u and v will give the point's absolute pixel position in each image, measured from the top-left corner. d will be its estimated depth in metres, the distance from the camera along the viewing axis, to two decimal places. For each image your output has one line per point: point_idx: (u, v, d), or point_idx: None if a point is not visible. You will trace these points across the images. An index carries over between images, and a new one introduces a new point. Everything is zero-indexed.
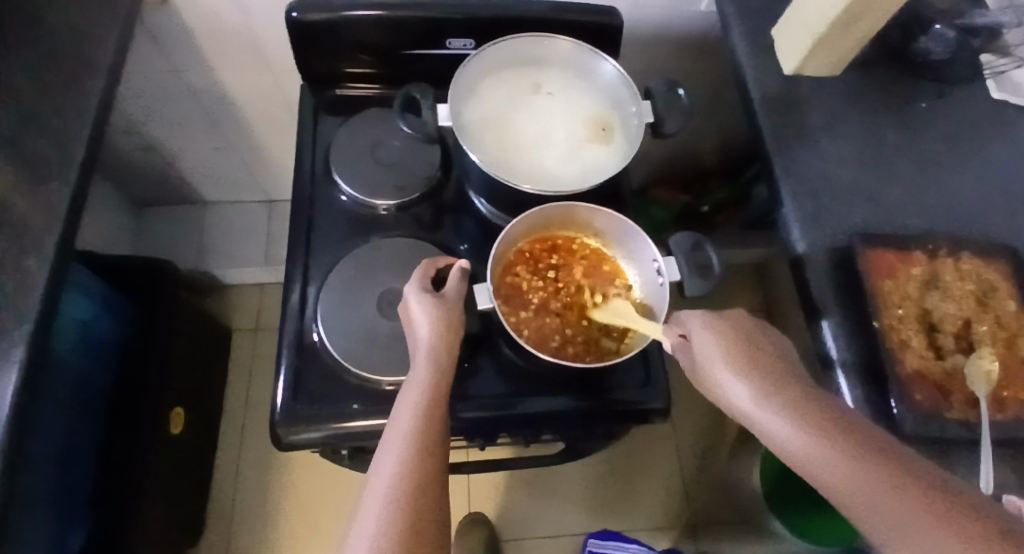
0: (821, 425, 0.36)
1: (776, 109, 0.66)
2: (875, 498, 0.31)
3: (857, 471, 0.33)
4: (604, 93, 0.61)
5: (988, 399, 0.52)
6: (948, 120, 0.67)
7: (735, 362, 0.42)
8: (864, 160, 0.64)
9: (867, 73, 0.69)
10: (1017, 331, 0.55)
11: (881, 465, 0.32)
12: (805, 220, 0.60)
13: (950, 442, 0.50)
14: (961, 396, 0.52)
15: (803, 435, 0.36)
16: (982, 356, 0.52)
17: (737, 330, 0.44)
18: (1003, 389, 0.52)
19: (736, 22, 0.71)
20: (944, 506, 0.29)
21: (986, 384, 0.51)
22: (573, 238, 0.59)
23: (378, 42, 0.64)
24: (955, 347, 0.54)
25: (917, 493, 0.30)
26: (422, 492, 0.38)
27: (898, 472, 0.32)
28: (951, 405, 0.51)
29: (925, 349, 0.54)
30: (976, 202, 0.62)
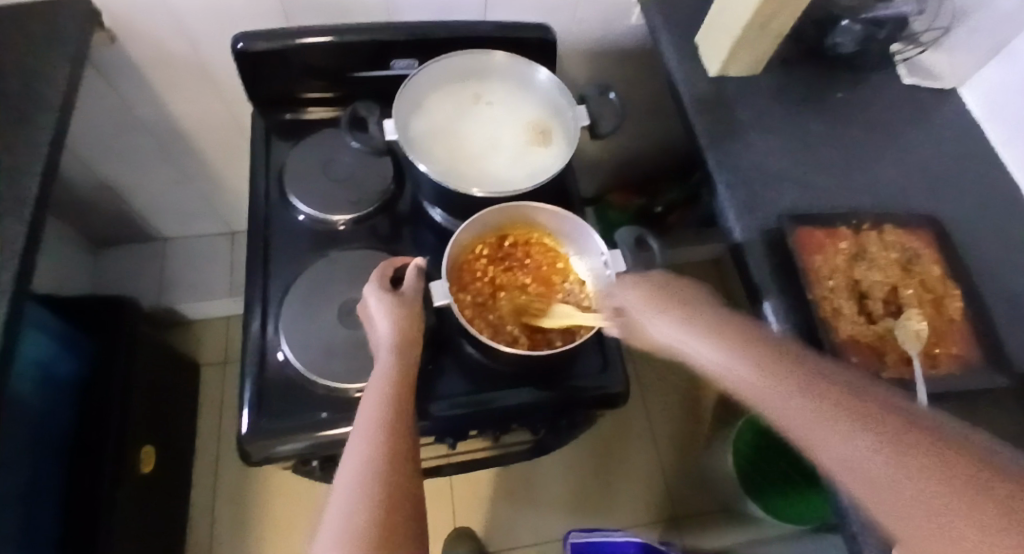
0: (747, 353, 0.42)
1: (706, 106, 0.71)
2: (801, 414, 0.36)
3: (789, 393, 0.38)
4: (543, 99, 0.65)
5: (921, 356, 0.56)
6: (864, 106, 0.73)
7: (664, 310, 0.48)
8: (790, 148, 0.69)
9: (788, 69, 0.75)
10: (941, 293, 0.59)
11: (800, 382, 0.38)
12: (740, 206, 0.64)
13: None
14: (895, 356, 0.56)
15: (742, 368, 0.41)
16: (910, 317, 0.57)
17: (660, 282, 0.51)
18: (933, 346, 0.56)
19: (664, 31, 0.77)
20: (876, 420, 0.33)
21: (917, 342, 0.55)
22: (524, 241, 0.61)
23: (329, 66, 0.66)
24: (887, 311, 0.58)
25: (851, 410, 0.35)
26: (388, 473, 0.40)
27: (838, 395, 0.36)
28: (885, 364, 0.55)
29: (857, 314, 0.58)
30: (893, 179, 0.67)
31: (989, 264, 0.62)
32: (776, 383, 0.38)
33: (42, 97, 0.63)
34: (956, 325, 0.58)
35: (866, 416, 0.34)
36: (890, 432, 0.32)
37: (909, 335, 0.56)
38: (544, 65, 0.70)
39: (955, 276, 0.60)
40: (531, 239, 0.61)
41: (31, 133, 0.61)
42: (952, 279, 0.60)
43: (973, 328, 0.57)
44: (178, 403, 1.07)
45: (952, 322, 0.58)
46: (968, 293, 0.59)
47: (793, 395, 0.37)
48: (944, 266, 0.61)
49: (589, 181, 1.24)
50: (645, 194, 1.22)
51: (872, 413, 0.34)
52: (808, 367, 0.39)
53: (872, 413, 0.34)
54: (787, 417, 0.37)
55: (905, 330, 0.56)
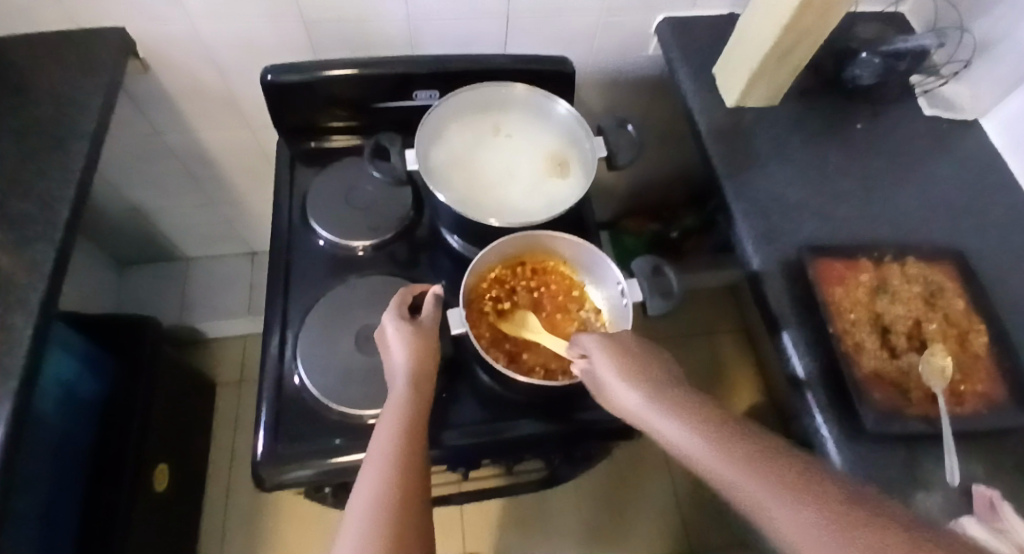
0: (700, 423, 0.39)
1: (723, 137, 0.71)
2: (748, 486, 0.33)
3: (728, 458, 0.35)
4: (561, 132, 0.65)
5: (946, 394, 0.54)
6: (884, 138, 0.72)
7: (628, 378, 0.45)
8: (808, 179, 0.69)
9: (805, 100, 0.75)
10: (966, 328, 0.58)
11: (756, 456, 0.35)
12: (758, 237, 0.64)
13: (915, 438, 0.52)
14: (920, 392, 0.54)
15: (695, 441, 0.38)
16: (935, 353, 0.55)
17: (619, 347, 0.49)
18: (959, 383, 0.55)
19: (681, 62, 0.77)
20: (811, 489, 0.32)
21: (942, 379, 0.54)
22: (540, 268, 0.62)
23: (352, 97, 0.68)
24: (910, 346, 0.57)
25: (786, 477, 0.33)
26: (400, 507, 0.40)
27: (772, 462, 0.34)
28: (910, 402, 0.53)
29: (880, 349, 0.57)
30: (915, 211, 0.67)
31: (1016, 299, 0.61)
32: (720, 454, 0.36)
33: (77, 125, 0.66)
34: (982, 361, 0.56)
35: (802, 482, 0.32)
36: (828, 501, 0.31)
37: (934, 372, 0.55)
38: (561, 96, 0.71)
39: (980, 311, 0.59)
40: (547, 266, 0.62)
41: (65, 160, 0.63)
42: (977, 314, 0.59)
43: (1000, 365, 0.56)
44: (194, 422, 1.08)
45: (977, 358, 0.56)
46: (995, 329, 0.57)
47: (744, 470, 0.34)
48: (969, 300, 0.59)
49: (604, 207, 1.24)
50: (661, 220, 1.22)
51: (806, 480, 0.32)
52: (765, 441, 0.37)
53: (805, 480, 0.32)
54: (739, 495, 0.34)
55: (930, 366, 0.55)
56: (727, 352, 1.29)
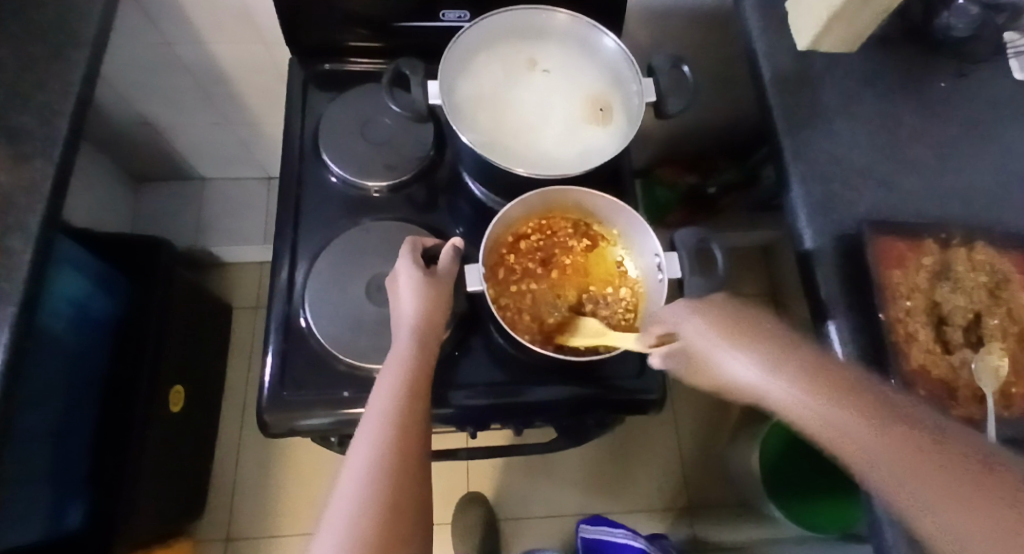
0: (831, 394, 0.39)
1: (787, 87, 0.63)
2: (890, 470, 0.35)
3: (870, 437, 0.36)
4: (606, 70, 0.58)
5: (996, 395, 0.49)
6: (971, 100, 0.63)
7: (736, 344, 0.43)
8: (877, 142, 0.61)
9: (888, 51, 0.65)
10: None
11: (899, 442, 0.35)
12: (813, 207, 0.58)
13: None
14: (968, 392, 0.49)
15: (837, 417, 0.38)
16: (991, 352, 0.50)
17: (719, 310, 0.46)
18: (1012, 385, 0.50)
19: None
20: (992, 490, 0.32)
21: (995, 380, 0.49)
22: (579, 226, 0.57)
23: (374, 15, 0.61)
24: (963, 342, 0.51)
25: (936, 465, 0.34)
26: (399, 470, 0.37)
27: (918, 449, 0.35)
28: (956, 401, 0.49)
29: (932, 342, 0.51)
30: (993, 188, 0.59)
31: None
32: (886, 442, 0.36)
33: (78, 31, 0.60)
34: None
35: (960, 470, 0.34)
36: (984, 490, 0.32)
37: (986, 372, 0.49)
38: (607, 27, 0.63)
39: None
40: (585, 225, 0.56)
41: (66, 70, 0.58)
42: None
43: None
44: (209, 344, 1.08)
45: None
46: None
47: (902, 460, 0.35)
48: None
49: (640, 154, 1.16)
50: (699, 172, 1.14)
51: (966, 470, 0.34)
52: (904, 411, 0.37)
53: (965, 470, 0.34)
54: (876, 470, 0.35)
55: (983, 366, 0.50)
56: None
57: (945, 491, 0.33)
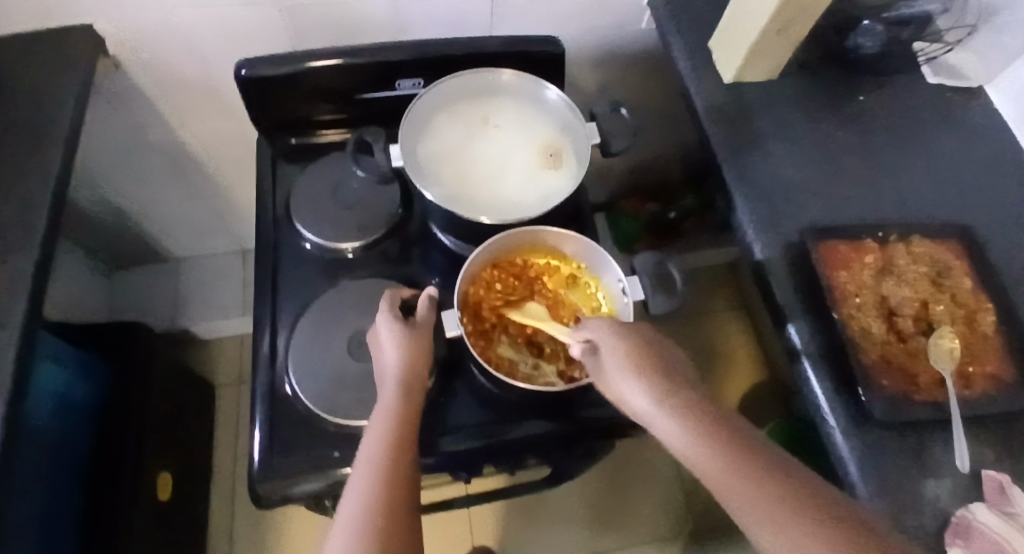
0: (696, 421, 0.41)
1: (722, 116, 0.68)
2: (790, 502, 0.35)
3: (717, 460, 0.38)
4: (555, 119, 0.63)
5: (954, 376, 0.52)
6: (888, 110, 0.69)
7: (639, 369, 0.45)
8: (809, 157, 0.66)
9: (808, 73, 0.71)
10: (975, 308, 0.55)
11: (772, 477, 0.36)
12: (760, 222, 0.62)
13: (919, 424, 0.51)
14: (927, 376, 0.52)
15: (696, 444, 0.39)
16: (942, 335, 0.53)
17: (637, 342, 0.47)
18: (967, 365, 0.53)
19: (676, 39, 0.74)
20: (839, 528, 0.33)
21: (950, 362, 0.52)
22: (543, 267, 0.60)
23: (336, 90, 0.65)
24: (915, 330, 0.55)
25: (804, 500, 0.35)
26: (390, 519, 0.38)
27: (794, 490, 0.35)
28: (918, 387, 0.52)
29: (886, 333, 0.54)
30: (921, 186, 0.64)
31: None
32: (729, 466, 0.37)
33: (50, 128, 0.63)
34: (990, 342, 0.54)
35: (807, 509, 0.34)
36: (844, 527, 0.33)
37: (942, 355, 0.52)
38: (552, 79, 0.68)
39: (988, 289, 0.56)
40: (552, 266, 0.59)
41: (38, 166, 0.60)
42: (985, 294, 0.56)
43: (1012, 346, 0.53)
44: (194, 422, 1.07)
45: (985, 339, 0.54)
46: (1002, 307, 0.55)
47: (773, 504, 0.35)
48: (976, 278, 0.57)
49: (601, 189, 1.22)
50: (659, 201, 1.19)
51: (814, 508, 0.34)
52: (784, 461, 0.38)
53: (813, 508, 0.34)
54: (729, 488, 0.36)
55: (939, 349, 0.53)
56: (728, 332, 1.28)
57: (808, 520, 0.33)
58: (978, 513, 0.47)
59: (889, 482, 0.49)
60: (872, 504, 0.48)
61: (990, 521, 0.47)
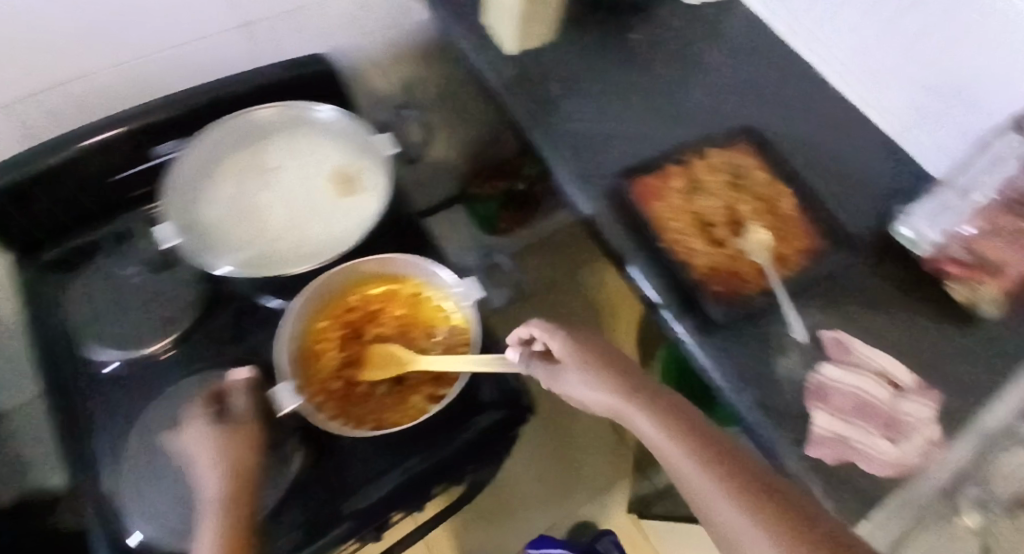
0: (670, 415, 0.39)
1: (515, 88, 0.68)
2: (748, 494, 0.32)
3: (686, 451, 0.36)
4: (340, 140, 0.58)
5: (772, 262, 0.57)
6: (660, 39, 0.73)
7: (597, 369, 0.44)
8: (603, 106, 0.68)
9: (581, 25, 0.73)
10: (774, 195, 0.61)
11: (735, 473, 0.33)
12: (578, 181, 0.64)
13: (758, 314, 0.55)
14: (751, 270, 0.57)
15: (667, 437, 0.37)
16: (752, 230, 0.58)
17: (598, 351, 0.46)
18: (780, 248, 0.58)
19: (450, 25, 0.73)
20: (801, 527, 0.30)
21: (764, 251, 0.57)
22: (379, 293, 0.55)
23: (85, 180, 0.60)
24: (729, 233, 0.59)
25: (764, 491, 0.32)
26: None
27: (756, 486, 0.33)
28: (746, 283, 0.56)
29: (708, 245, 0.58)
30: (707, 101, 0.69)
31: (818, 153, 0.64)
32: (699, 456, 0.35)
33: None
34: (795, 220, 0.59)
35: (765, 502, 0.31)
36: (804, 520, 0.30)
37: (757, 247, 0.57)
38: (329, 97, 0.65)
39: (783, 177, 0.62)
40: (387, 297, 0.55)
41: None
42: (781, 181, 0.61)
43: (813, 218, 0.59)
44: None
45: (790, 219, 0.59)
46: (799, 188, 0.60)
47: (734, 499, 0.32)
48: (771, 169, 0.62)
49: None
50: None
51: (773, 502, 0.32)
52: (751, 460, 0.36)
53: (772, 502, 0.32)
54: (696, 475, 0.34)
55: (753, 242, 0.57)
56: None
57: (769, 507, 0.31)
58: (828, 372, 0.53)
59: (749, 376, 0.53)
60: (742, 401, 0.52)
61: (840, 375, 0.52)
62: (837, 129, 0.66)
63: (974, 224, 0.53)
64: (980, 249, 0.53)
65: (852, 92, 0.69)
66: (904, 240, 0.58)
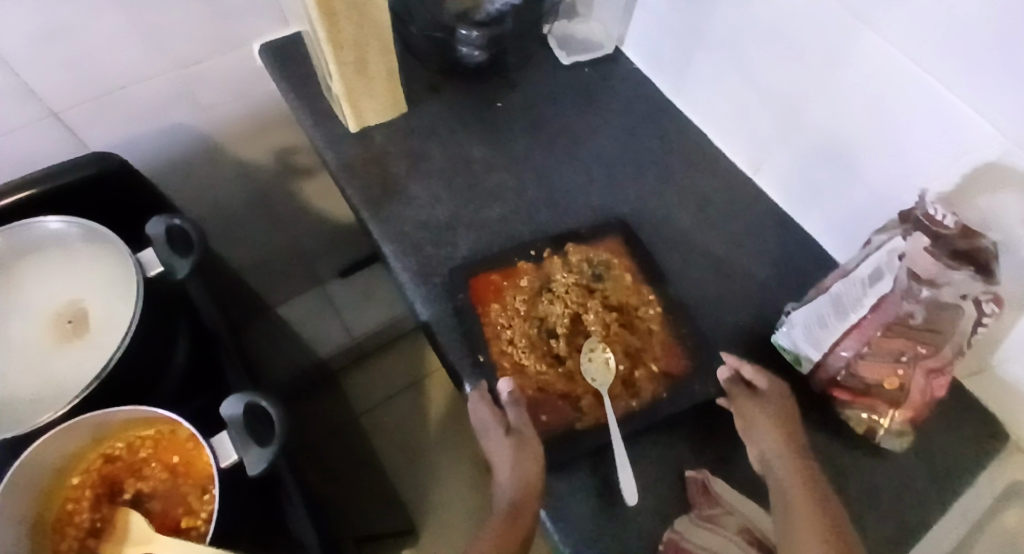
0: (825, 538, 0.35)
1: (355, 169, 0.60)
2: None
3: None
4: (88, 256, 0.48)
5: (618, 387, 0.48)
6: (529, 107, 0.64)
7: (765, 425, 0.42)
8: (456, 186, 0.59)
9: (441, 93, 0.65)
10: (636, 303, 0.52)
11: None
12: (416, 277, 0.54)
13: (588, 455, 0.46)
14: (589, 396, 0.47)
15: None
16: (595, 348, 0.49)
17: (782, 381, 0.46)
18: (630, 371, 0.48)
19: (288, 96, 0.64)
20: None
21: (607, 375, 0.47)
22: (151, 439, 0.44)
23: None
24: (571, 348, 0.49)
25: None
26: None
27: None
28: (582, 412, 0.47)
29: (541, 361, 0.49)
30: (576, 181, 0.60)
31: (688, 241, 0.57)
32: None
33: None
34: (658, 335, 0.50)
35: None
36: None
37: (598, 370, 0.47)
38: (120, 191, 0.58)
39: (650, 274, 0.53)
40: (133, 447, 0.44)
41: None
42: (646, 281, 0.53)
43: (678, 330, 0.50)
44: None
45: (652, 333, 0.50)
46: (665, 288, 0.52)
47: None
48: (637, 264, 0.54)
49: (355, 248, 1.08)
50: None
51: None
52: None
53: None
54: None
55: (592, 364, 0.48)
56: None
57: None
58: (686, 529, 0.43)
59: (595, 533, 0.43)
60: None
61: (699, 537, 0.42)
62: (714, 212, 0.59)
63: (849, 346, 0.43)
64: (861, 375, 0.43)
65: (741, 162, 0.60)
66: (789, 357, 0.49)
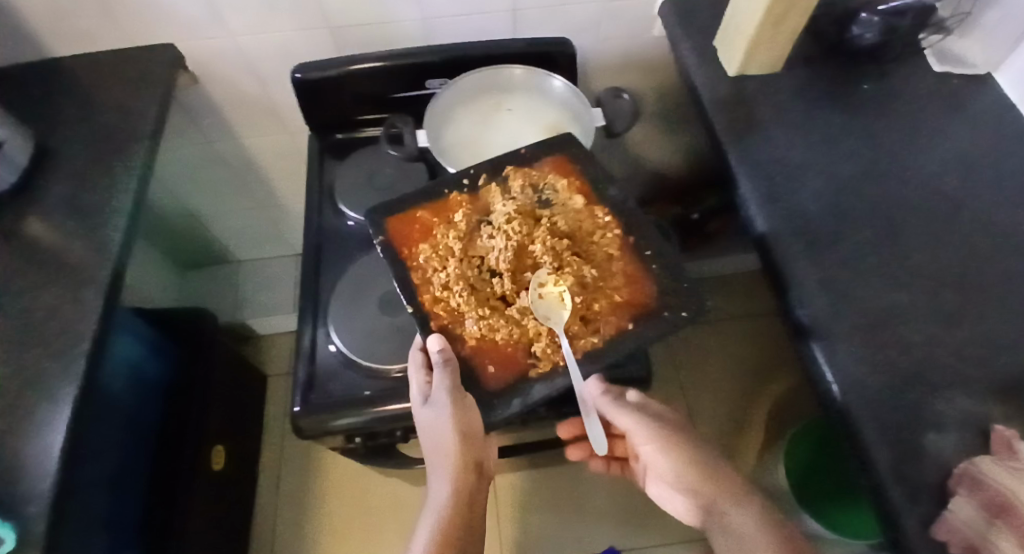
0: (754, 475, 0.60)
1: (726, 105, 0.73)
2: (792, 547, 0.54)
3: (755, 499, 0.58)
4: (561, 104, 0.76)
5: (574, 320, 0.60)
6: (890, 98, 0.73)
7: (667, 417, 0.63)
8: (814, 140, 0.70)
9: (811, 66, 0.76)
10: (575, 243, 0.65)
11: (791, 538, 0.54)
12: (763, 197, 0.66)
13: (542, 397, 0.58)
14: (543, 337, 0.59)
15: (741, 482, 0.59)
16: (547, 284, 0.62)
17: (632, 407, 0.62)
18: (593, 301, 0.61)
19: (683, 42, 0.79)
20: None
21: (558, 308, 0.60)
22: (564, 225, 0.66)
23: (375, 97, 0.79)
24: (515, 289, 0.62)
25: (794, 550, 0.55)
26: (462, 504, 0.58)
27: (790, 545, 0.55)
28: (537, 351, 0.59)
29: (503, 291, 0.62)
30: (925, 166, 0.68)
31: None
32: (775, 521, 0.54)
33: (136, 127, 0.74)
34: (623, 265, 0.63)
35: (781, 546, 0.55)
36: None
37: (550, 303, 0.61)
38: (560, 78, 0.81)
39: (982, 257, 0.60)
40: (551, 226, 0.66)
41: (123, 167, 0.72)
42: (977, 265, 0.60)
43: (642, 256, 0.63)
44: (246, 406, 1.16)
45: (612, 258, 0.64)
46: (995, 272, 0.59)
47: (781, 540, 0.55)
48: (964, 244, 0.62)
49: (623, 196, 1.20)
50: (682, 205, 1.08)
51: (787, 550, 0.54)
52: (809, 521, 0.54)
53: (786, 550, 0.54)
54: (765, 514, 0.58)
55: (545, 302, 0.61)
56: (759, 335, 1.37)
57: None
58: (986, 466, 0.48)
59: (893, 434, 0.52)
60: (876, 453, 0.51)
61: (1000, 473, 0.47)
62: None
63: None
64: None
65: None
66: None
